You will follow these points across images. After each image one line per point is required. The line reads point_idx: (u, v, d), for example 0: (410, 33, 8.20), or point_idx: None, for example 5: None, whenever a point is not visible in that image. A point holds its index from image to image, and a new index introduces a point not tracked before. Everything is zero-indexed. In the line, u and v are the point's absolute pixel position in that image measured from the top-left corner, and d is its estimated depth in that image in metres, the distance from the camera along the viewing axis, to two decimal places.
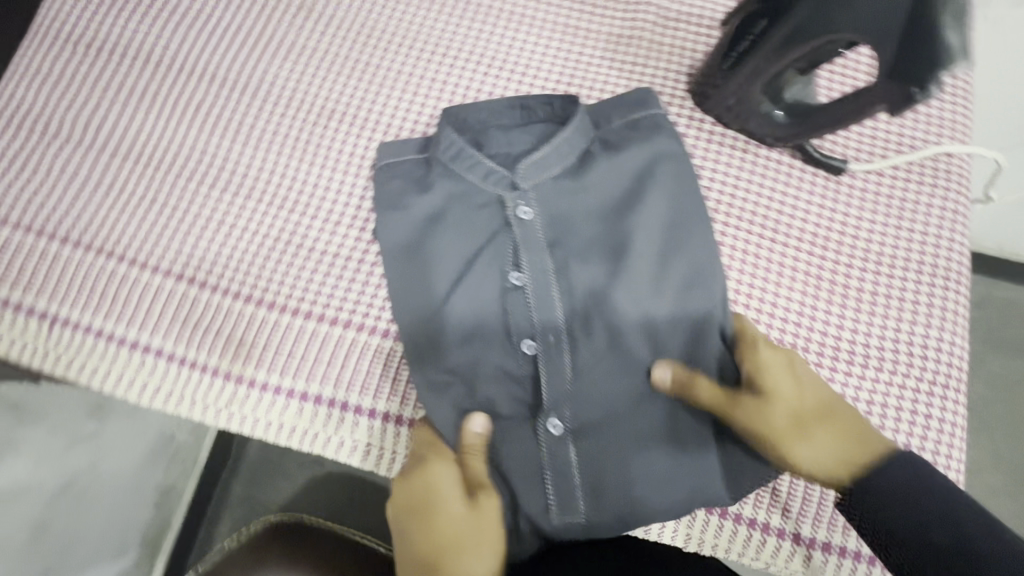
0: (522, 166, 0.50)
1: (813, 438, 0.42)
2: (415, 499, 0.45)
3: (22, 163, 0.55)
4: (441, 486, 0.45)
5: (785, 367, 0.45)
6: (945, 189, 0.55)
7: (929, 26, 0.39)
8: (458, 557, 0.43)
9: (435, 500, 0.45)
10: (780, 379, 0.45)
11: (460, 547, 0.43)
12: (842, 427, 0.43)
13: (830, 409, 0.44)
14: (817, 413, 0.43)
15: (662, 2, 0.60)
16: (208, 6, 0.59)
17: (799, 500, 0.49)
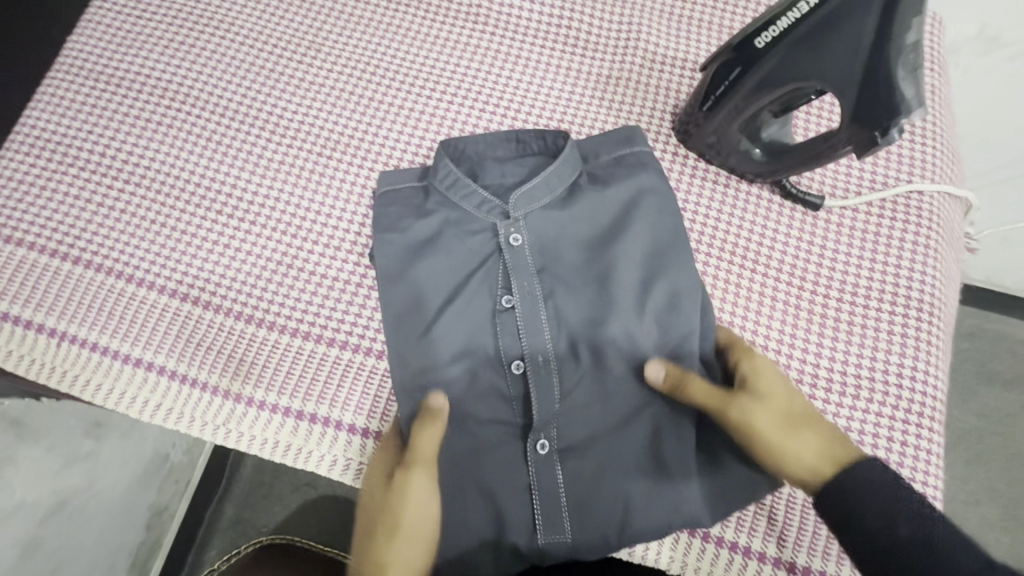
0: (513, 197, 0.53)
1: (801, 436, 0.44)
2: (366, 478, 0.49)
3: (41, 188, 0.58)
4: (384, 465, 0.48)
5: (779, 374, 0.48)
6: (917, 224, 0.58)
7: (884, 80, 0.44)
8: (385, 535, 0.44)
9: (378, 479, 0.48)
10: (774, 383, 0.47)
11: (387, 525, 0.45)
12: (828, 431, 0.45)
13: (816, 415, 0.46)
14: (806, 417, 0.46)
15: (649, 46, 0.64)
16: (223, 44, 0.63)
17: (779, 524, 0.50)
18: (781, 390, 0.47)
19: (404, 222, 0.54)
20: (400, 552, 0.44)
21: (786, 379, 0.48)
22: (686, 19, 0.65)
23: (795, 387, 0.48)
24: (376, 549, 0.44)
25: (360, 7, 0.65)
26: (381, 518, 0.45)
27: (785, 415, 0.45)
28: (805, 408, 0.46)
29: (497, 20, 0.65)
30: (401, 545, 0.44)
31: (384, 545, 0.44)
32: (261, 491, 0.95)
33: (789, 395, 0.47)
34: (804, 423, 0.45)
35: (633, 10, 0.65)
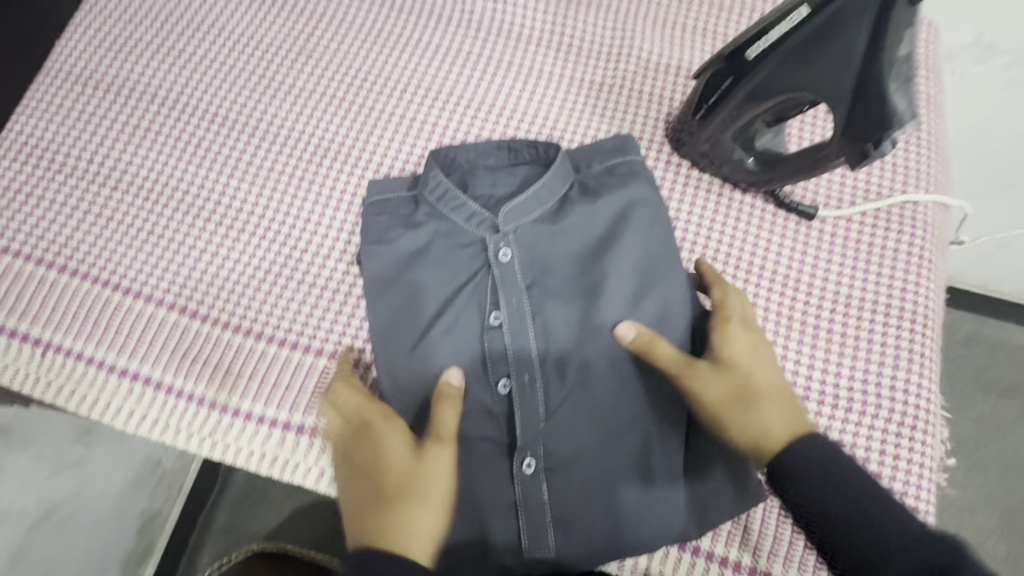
0: (503, 211, 0.52)
1: (758, 411, 0.45)
2: (363, 452, 0.46)
3: (27, 196, 0.57)
4: (393, 438, 0.45)
5: (752, 348, 0.47)
6: (911, 234, 0.57)
7: (875, 93, 0.43)
8: (410, 510, 0.43)
9: (385, 453, 0.45)
10: (747, 353, 0.47)
11: (411, 499, 0.44)
12: (789, 405, 0.45)
13: (783, 389, 0.46)
14: (773, 389, 0.46)
15: (643, 53, 0.63)
16: (212, 50, 0.63)
17: (770, 539, 0.49)
18: (752, 359, 0.47)
19: (393, 233, 0.53)
20: (428, 524, 0.43)
21: (763, 350, 0.48)
22: (680, 27, 0.64)
23: (772, 359, 0.48)
24: (399, 523, 0.43)
25: (351, 14, 0.65)
26: (400, 492, 0.44)
27: (750, 386, 0.46)
28: (775, 380, 0.47)
29: (489, 26, 0.64)
30: (429, 518, 0.44)
31: (411, 519, 0.43)
32: (252, 498, 0.93)
33: (761, 365, 0.47)
34: (768, 395, 0.46)
35: (627, 17, 0.65)
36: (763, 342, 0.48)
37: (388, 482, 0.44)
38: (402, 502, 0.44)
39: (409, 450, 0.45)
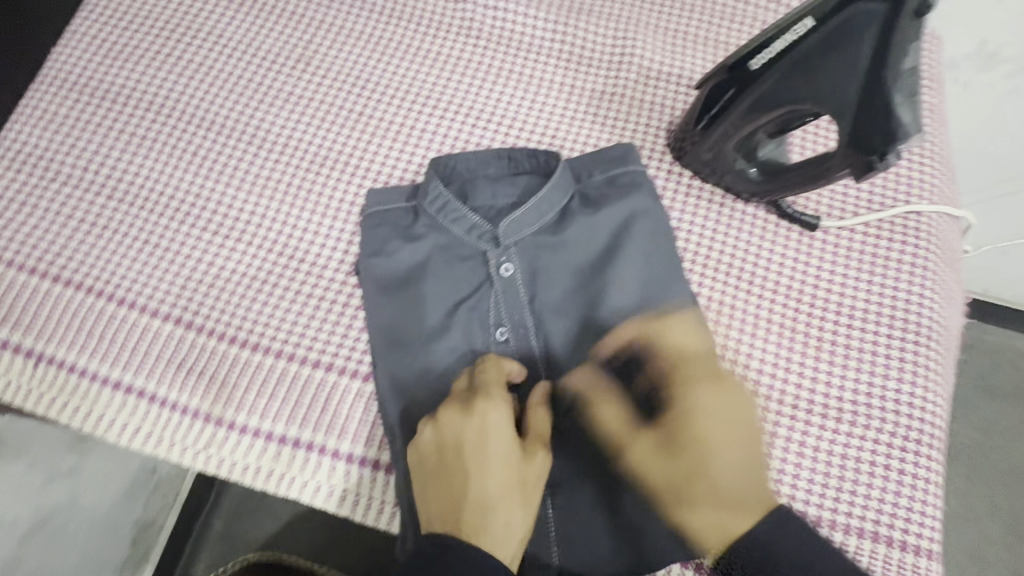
0: (503, 224, 0.52)
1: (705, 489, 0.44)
2: (467, 438, 0.44)
3: (22, 204, 0.57)
4: (506, 430, 0.44)
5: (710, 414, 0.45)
6: (915, 245, 0.57)
7: (880, 105, 0.43)
8: (512, 508, 0.43)
9: (494, 444, 0.44)
10: (689, 426, 0.45)
11: (517, 496, 0.43)
12: (738, 476, 0.44)
13: (733, 461, 0.45)
14: (722, 463, 0.44)
15: (644, 62, 0.63)
16: (209, 57, 0.62)
17: None
18: (697, 432, 0.45)
19: (392, 245, 0.53)
20: (523, 526, 0.43)
21: (711, 414, 0.45)
22: (682, 35, 0.64)
23: (728, 425, 0.45)
24: (499, 521, 0.42)
25: (351, 21, 0.64)
26: (506, 487, 0.43)
27: (694, 462, 0.44)
28: (726, 450, 0.45)
29: (490, 34, 0.64)
30: (526, 519, 0.43)
31: (510, 520, 0.43)
32: (248, 506, 0.92)
33: (725, 431, 0.45)
34: (714, 472, 0.44)
35: (628, 25, 0.64)
36: (712, 407, 0.45)
37: (494, 475, 0.43)
38: (504, 499, 0.43)
39: (517, 447, 0.44)
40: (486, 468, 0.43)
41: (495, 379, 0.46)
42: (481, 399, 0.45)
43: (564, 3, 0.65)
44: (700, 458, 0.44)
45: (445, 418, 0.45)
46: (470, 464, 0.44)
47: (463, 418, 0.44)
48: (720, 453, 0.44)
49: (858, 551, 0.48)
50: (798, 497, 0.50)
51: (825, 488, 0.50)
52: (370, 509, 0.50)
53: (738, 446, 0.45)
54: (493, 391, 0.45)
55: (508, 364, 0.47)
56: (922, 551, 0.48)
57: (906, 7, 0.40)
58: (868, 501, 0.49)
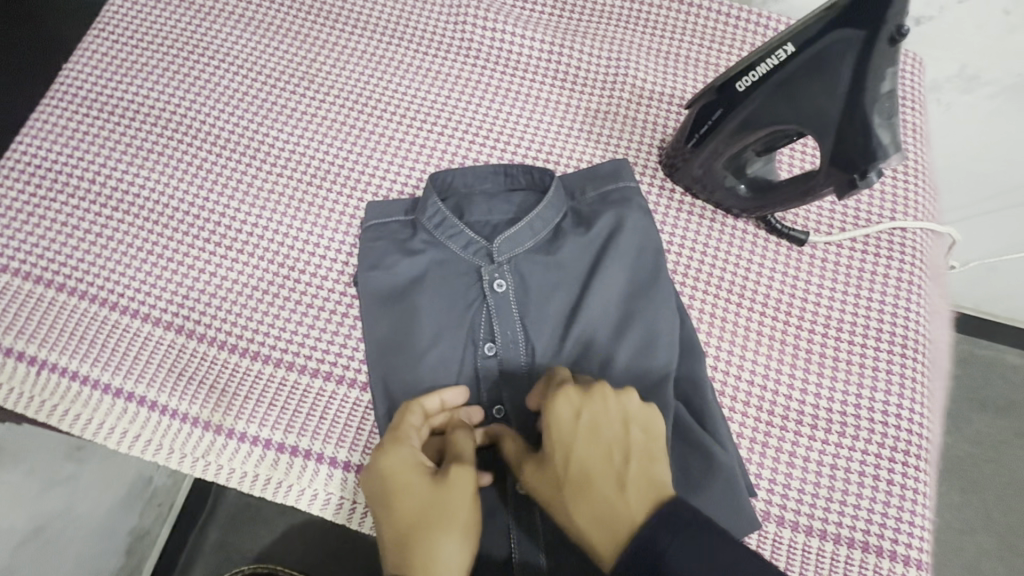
0: (497, 241, 0.53)
1: (589, 502, 0.40)
2: (379, 478, 0.43)
3: (30, 215, 0.58)
4: (414, 463, 0.44)
5: (577, 420, 0.42)
6: (901, 260, 0.58)
7: (861, 125, 0.45)
8: (434, 537, 0.41)
9: (403, 479, 0.43)
10: (562, 438, 0.42)
11: (436, 525, 0.41)
12: (620, 481, 0.40)
13: (608, 463, 0.41)
14: (599, 470, 0.41)
15: (637, 81, 0.65)
16: (215, 74, 0.64)
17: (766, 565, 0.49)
18: (575, 442, 0.42)
19: (390, 259, 0.54)
20: (453, 552, 0.40)
21: (591, 424, 0.42)
22: (674, 56, 0.66)
23: (596, 431, 0.42)
24: (420, 553, 0.40)
25: (354, 40, 0.66)
26: (421, 516, 0.42)
27: (568, 475, 0.41)
28: (606, 459, 0.41)
29: (488, 53, 0.66)
30: (455, 543, 0.41)
31: (433, 547, 0.40)
32: (243, 516, 0.92)
33: (595, 435, 0.42)
34: (589, 482, 0.41)
35: (621, 46, 0.67)
36: (571, 417, 0.42)
37: (409, 511, 0.42)
38: (422, 529, 0.41)
39: (429, 476, 0.43)
40: (398, 504, 0.42)
41: (404, 416, 0.46)
42: (393, 434, 0.45)
43: (559, 25, 0.68)
44: (575, 471, 0.41)
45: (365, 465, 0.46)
46: (387, 502, 0.43)
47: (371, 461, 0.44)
48: (599, 464, 0.41)
49: (849, 560, 0.49)
50: (788, 508, 0.50)
51: (815, 497, 0.51)
52: (366, 516, 0.51)
53: (617, 456, 0.42)
54: (400, 429, 0.46)
55: (421, 400, 0.47)
56: (911, 561, 0.49)
57: (882, 33, 0.42)
58: (857, 511, 0.50)
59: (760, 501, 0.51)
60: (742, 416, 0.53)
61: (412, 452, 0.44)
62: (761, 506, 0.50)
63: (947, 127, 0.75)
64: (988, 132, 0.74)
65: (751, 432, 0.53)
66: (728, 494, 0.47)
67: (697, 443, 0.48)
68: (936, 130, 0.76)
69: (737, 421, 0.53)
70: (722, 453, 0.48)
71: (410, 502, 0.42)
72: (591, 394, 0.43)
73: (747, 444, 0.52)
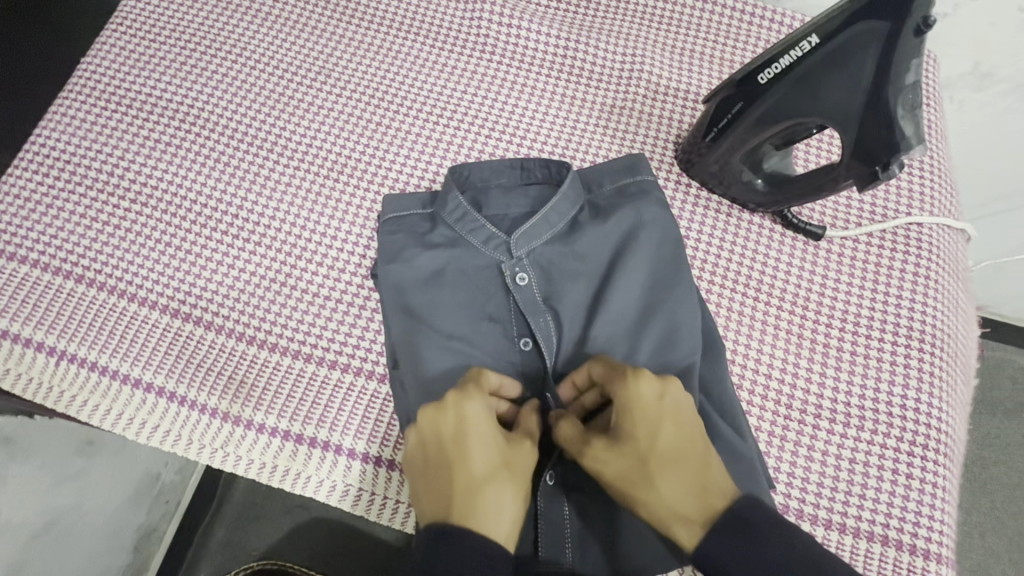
0: (516, 235, 0.53)
1: (670, 485, 0.40)
2: (453, 426, 0.43)
3: (48, 208, 0.58)
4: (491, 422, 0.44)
5: (661, 403, 0.42)
6: (917, 256, 0.58)
7: (884, 119, 0.45)
8: (503, 496, 0.41)
9: (480, 433, 0.43)
10: (645, 418, 0.42)
11: (508, 485, 0.41)
12: (702, 464, 0.41)
13: (690, 445, 0.42)
14: (683, 452, 0.41)
15: (653, 77, 0.65)
16: (233, 69, 0.65)
17: None
18: (660, 425, 0.41)
19: (407, 253, 0.54)
20: (513, 513, 0.41)
21: (674, 408, 0.42)
22: (688, 53, 0.66)
23: (678, 415, 0.42)
24: (488, 506, 0.40)
25: (370, 35, 0.67)
26: (492, 474, 0.42)
27: (653, 456, 0.41)
28: (685, 446, 0.41)
29: (503, 48, 0.66)
30: (516, 508, 0.41)
31: (501, 506, 0.41)
32: (251, 513, 0.91)
33: (677, 418, 0.42)
34: (672, 464, 0.41)
35: (636, 42, 0.67)
36: (656, 399, 0.42)
37: (479, 465, 0.42)
38: (494, 486, 0.41)
39: (503, 439, 0.43)
40: (469, 454, 0.42)
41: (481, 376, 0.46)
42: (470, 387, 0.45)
43: (575, 22, 0.68)
44: (659, 452, 0.41)
45: (431, 406, 0.44)
46: (456, 451, 0.42)
47: (447, 406, 0.43)
48: (682, 447, 0.41)
49: (869, 555, 0.49)
50: (808, 501, 0.50)
51: (834, 491, 0.51)
52: (385, 507, 0.51)
53: (697, 439, 0.42)
54: (479, 383, 0.46)
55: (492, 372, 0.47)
56: (931, 555, 0.49)
57: (906, 25, 0.42)
58: (876, 505, 0.50)
59: (779, 494, 0.50)
60: (760, 410, 0.53)
61: (488, 410, 0.44)
62: (780, 499, 0.50)
63: (963, 123, 0.76)
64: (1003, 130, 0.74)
65: (769, 425, 0.53)
66: (749, 485, 0.47)
67: (717, 434, 0.48)
68: (952, 126, 0.76)
69: (755, 415, 0.53)
70: (743, 445, 0.48)
71: (481, 454, 0.42)
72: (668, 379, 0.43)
73: (766, 437, 0.52)
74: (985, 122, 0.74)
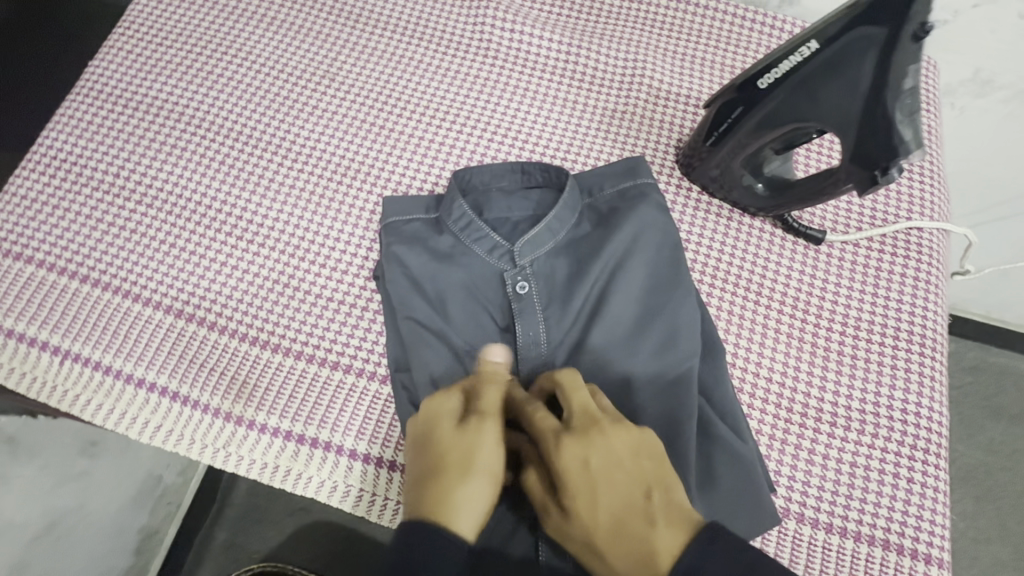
0: (519, 243, 0.54)
1: (619, 554, 0.39)
2: (424, 416, 0.45)
3: (54, 209, 0.59)
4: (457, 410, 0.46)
5: (588, 466, 0.41)
6: (918, 259, 0.58)
7: (883, 125, 0.46)
8: (455, 480, 0.42)
9: (429, 427, 0.45)
10: (579, 478, 0.41)
11: (451, 473, 0.42)
12: (642, 518, 0.39)
13: (629, 500, 0.40)
14: (625, 511, 0.39)
15: (655, 81, 0.66)
16: (238, 73, 0.65)
17: (788, 555, 0.49)
18: (595, 486, 0.40)
19: (408, 256, 0.54)
20: (481, 497, 0.41)
21: (602, 469, 0.40)
22: (690, 58, 0.67)
23: (608, 468, 0.41)
24: (449, 491, 0.41)
25: (374, 40, 0.68)
26: (457, 461, 0.42)
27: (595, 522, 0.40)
28: (626, 506, 0.40)
29: (506, 53, 0.67)
30: (480, 489, 0.42)
31: (460, 488, 0.41)
32: (253, 515, 0.91)
33: (609, 479, 0.40)
34: (615, 525, 0.39)
35: (637, 47, 0.67)
36: (583, 466, 0.41)
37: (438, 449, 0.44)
38: (452, 469, 0.42)
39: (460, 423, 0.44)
40: (439, 439, 0.44)
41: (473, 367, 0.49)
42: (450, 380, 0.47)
43: (577, 28, 0.69)
44: (602, 522, 0.40)
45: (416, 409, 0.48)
46: (427, 439, 0.44)
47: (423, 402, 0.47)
48: (623, 509, 0.39)
49: (870, 558, 0.49)
50: (808, 505, 0.50)
51: (834, 494, 0.50)
52: (386, 508, 0.51)
53: (641, 499, 0.40)
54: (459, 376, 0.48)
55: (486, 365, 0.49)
56: (932, 560, 0.49)
57: (903, 31, 0.42)
58: (877, 509, 0.50)
59: (779, 498, 0.50)
60: (760, 413, 0.53)
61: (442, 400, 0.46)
62: (780, 503, 0.50)
63: (962, 128, 0.76)
64: (1003, 135, 0.74)
65: (769, 428, 0.53)
66: (749, 487, 0.47)
67: (718, 437, 0.49)
68: (951, 131, 0.77)
69: (755, 418, 0.53)
70: (742, 446, 0.48)
71: (446, 442, 0.43)
72: (591, 436, 0.42)
73: (766, 441, 0.52)
74: (983, 128, 0.75)
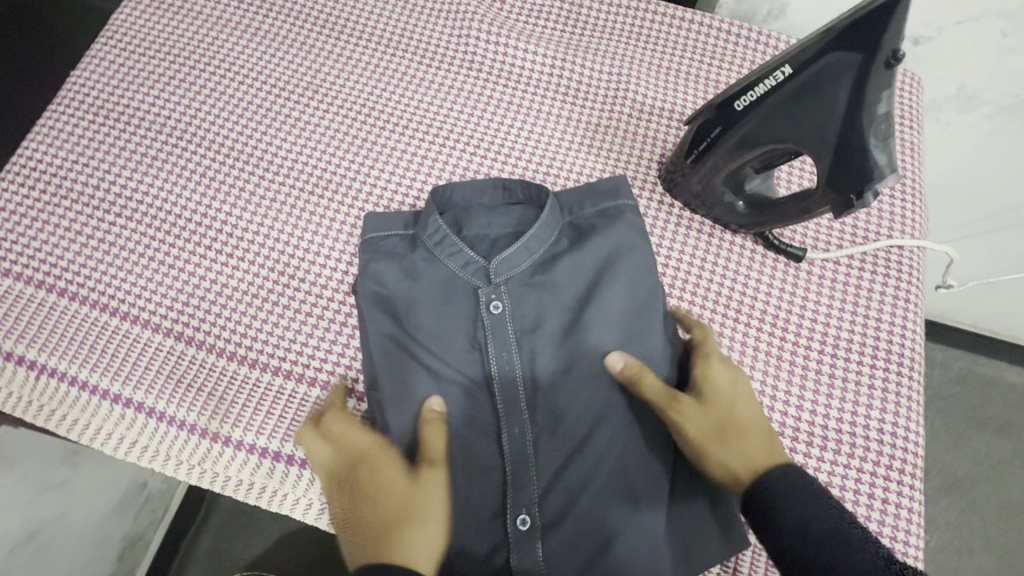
0: (495, 261, 0.54)
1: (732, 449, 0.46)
2: (361, 467, 0.47)
3: (33, 221, 0.59)
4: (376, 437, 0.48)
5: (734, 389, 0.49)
6: (897, 278, 0.59)
7: (857, 149, 0.46)
8: (401, 530, 0.44)
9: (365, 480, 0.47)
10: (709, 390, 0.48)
11: (397, 523, 0.44)
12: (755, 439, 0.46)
13: (763, 425, 0.48)
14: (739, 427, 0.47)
15: (639, 95, 0.66)
16: (220, 84, 0.65)
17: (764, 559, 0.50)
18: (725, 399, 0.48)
19: (385, 276, 0.54)
20: (428, 540, 0.44)
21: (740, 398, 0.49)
22: (675, 73, 0.67)
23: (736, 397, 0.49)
24: (397, 545, 0.43)
25: (359, 51, 0.67)
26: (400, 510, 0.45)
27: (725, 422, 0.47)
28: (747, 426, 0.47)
29: (492, 66, 0.67)
30: (428, 531, 0.44)
31: (409, 539, 0.44)
32: (236, 523, 0.91)
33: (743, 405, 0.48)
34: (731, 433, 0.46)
35: (623, 62, 0.67)
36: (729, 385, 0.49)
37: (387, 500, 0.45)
38: (399, 522, 0.44)
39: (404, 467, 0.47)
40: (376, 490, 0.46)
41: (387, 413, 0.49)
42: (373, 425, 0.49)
43: (563, 40, 0.68)
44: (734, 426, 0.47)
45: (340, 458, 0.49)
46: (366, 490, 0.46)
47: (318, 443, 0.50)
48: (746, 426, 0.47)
49: None
50: None
51: None
52: None
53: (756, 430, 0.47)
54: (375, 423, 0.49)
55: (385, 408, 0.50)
56: None
57: (876, 58, 0.43)
58: None
59: None
60: None
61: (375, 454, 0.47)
62: None
63: (947, 144, 0.76)
64: (986, 151, 0.74)
65: None
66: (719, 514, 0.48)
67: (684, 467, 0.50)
68: (933, 150, 0.78)
69: None
70: None
71: (386, 489, 0.46)
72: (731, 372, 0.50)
73: None
74: (966, 144, 0.75)
